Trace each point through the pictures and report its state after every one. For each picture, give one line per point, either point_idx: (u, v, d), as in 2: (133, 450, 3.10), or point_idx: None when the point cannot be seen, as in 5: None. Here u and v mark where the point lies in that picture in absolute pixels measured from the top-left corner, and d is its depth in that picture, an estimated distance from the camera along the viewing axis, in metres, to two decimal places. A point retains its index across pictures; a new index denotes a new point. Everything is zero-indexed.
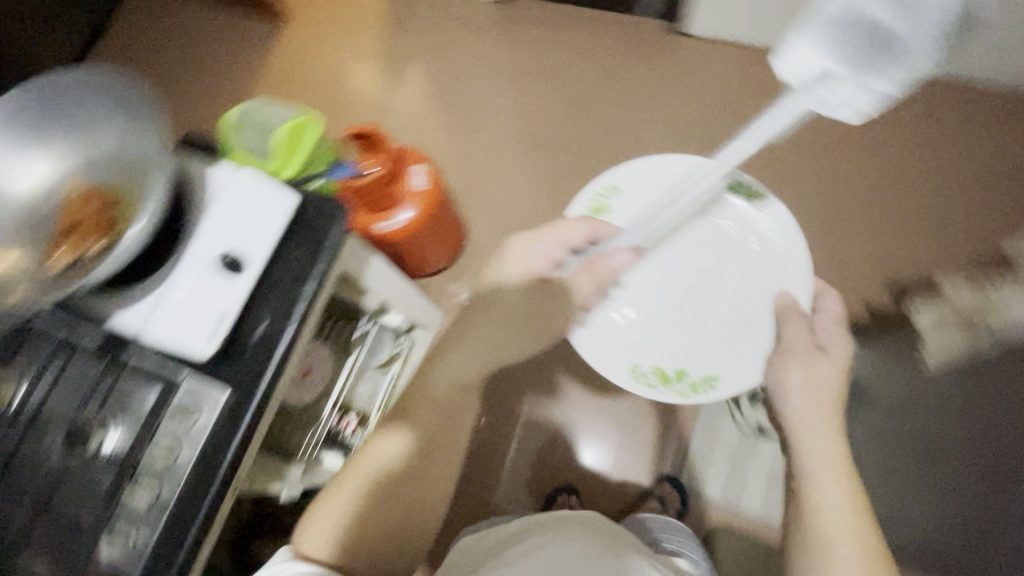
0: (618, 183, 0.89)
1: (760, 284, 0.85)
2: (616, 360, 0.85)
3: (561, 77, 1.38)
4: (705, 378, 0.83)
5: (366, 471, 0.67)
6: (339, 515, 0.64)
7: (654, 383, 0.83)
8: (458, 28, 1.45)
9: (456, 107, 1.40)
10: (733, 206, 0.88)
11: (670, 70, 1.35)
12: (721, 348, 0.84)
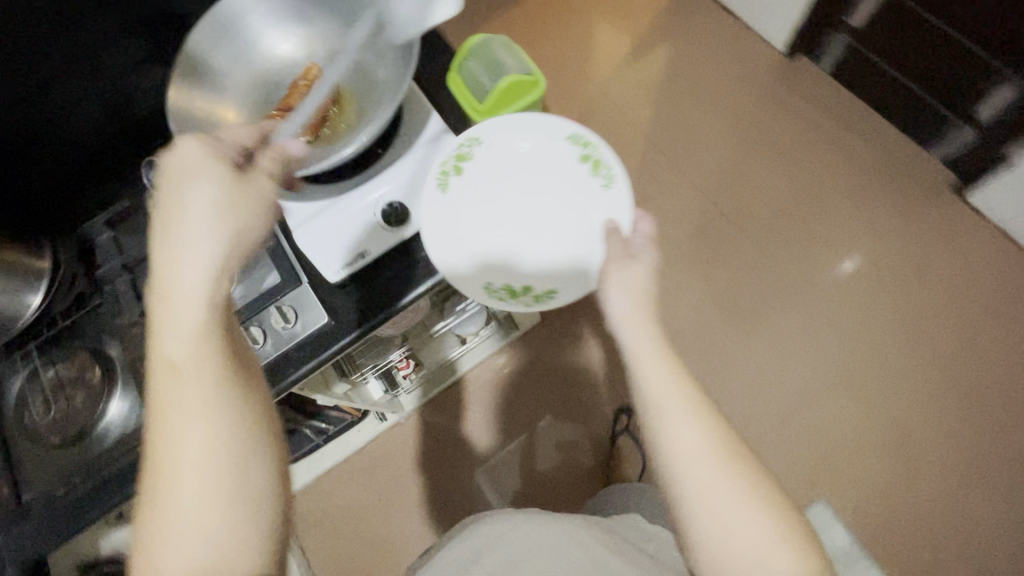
0: (479, 135, 0.60)
1: (569, 205, 0.62)
2: (472, 267, 0.59)
3: (786, 151, 1.25)
4: (538, 291, 0.59)
5: (189, 363, 0.37)
6: (213, 464, 0.36)
7: (523, 303, 0.59)
8: (711, 53, 1.36)
9: (668, 106, 1.32)
10: (547, 148, 0.63)
11: (886, 229, 1.18)
12: (545, 264, 0.60)
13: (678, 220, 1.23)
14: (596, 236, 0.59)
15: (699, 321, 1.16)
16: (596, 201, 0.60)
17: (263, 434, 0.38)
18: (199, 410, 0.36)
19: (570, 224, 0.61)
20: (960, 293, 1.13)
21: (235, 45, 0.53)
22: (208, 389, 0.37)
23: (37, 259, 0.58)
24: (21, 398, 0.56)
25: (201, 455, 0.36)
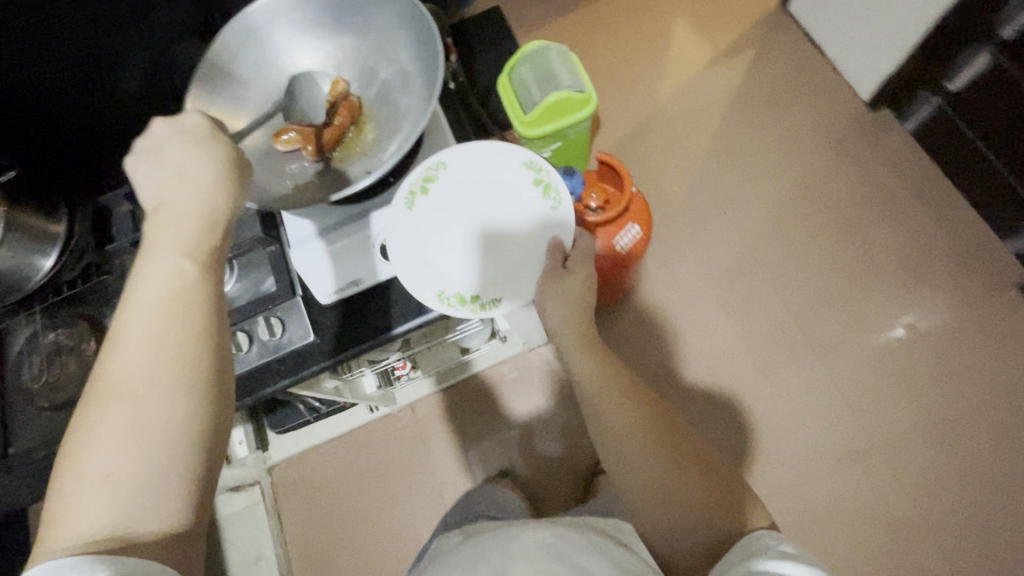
0: (448, 160, 0.58)
1: (518, 222, 0.59)
2: (421, 273, 0.55)
3: (844, 201, 1.22)
4: (484, 298, 0.57)
5: (143, 311, 0.38)
6: (136, 421, 0.36)
7: (469, 309, 0.56)
8: (776, 92, 1.33)
9: (723, 139, 1.30)
10: (503, 170, 0.60)
11: (937, 307, 1.13)
12: (493, 274, 0.58)
13: (719, 259, 1.21)
14: (540, 255, 0.58)
15: (719, 365, 1.14)
16: (541, 222, 0.59)
17: (195, 402, 0.37)
18: (140, 367, 0.37)
19: (519, 239, 0.59)
20: (1005, 397, 1.06)
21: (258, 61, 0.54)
22: (149, 341, 0.37)
23: (53, 223, 0.60)
24: (19, 356, 0.59)
25: (128, 409, 0.36)
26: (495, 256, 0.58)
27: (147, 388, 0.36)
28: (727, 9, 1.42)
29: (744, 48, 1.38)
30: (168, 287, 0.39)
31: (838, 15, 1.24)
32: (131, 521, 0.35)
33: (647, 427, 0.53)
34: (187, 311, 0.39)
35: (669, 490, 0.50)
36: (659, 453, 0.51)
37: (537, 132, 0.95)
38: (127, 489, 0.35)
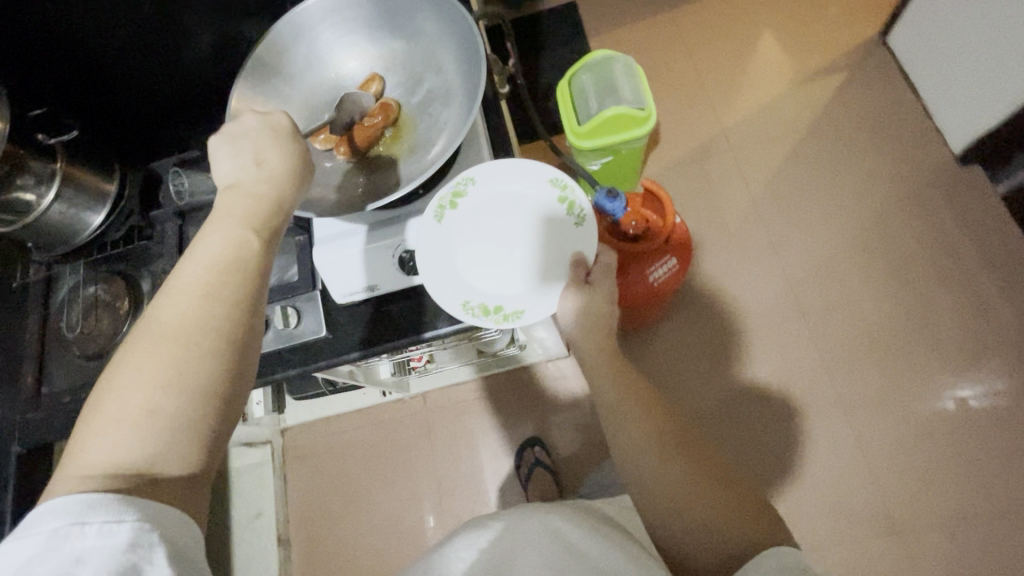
0: (476, 174, 0.55)
1: (545, 239, 0.56)
2: (446, 284, 0.54)
3: (912, 254, 1.13)
4: (508, 309, 0.54)
5: (198, 271, 0.39)
6: (168, 372, 0.36)
7: (493, 320, 0.53)
8: (854, 127, 1.24)
9: (786, 170, 1.23)
10: (528, 185, 0.56)
11: (992, 390, 1.04)
12: (518, 286, 0.55)
13: (761, 299, 1.15)
14: (565, 271, 0.55)
15: (747, 406, 1.09)
16: (568, 239, 0.56)
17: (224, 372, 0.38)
18: (182, 324, 0.37)
19: (546, 255, 0.55)
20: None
21: (301, 56, 0.54)
22: (200, 299, 0.38)
23: (107, 183, 0.62)
24: (61, 302, 0.63)
25: (161, 358, 0.36)
26: (519, 271, 0.55)
27: (186, 345, 0.37)
28: (816, 30, 1.32)
29: (830, 77, 1.28)
30: (225, 255, 0.40)
31: (942, 54, 1.13)
32: (147, 468, 0.35)
33: (663, 439, 0.52)
34: (240, 283, 0.39)
35: (690, 496, 0.49)
36: (676, 460, 0.51)
37: (589, 144, 0.92)
38: (146, 434, 0.35)
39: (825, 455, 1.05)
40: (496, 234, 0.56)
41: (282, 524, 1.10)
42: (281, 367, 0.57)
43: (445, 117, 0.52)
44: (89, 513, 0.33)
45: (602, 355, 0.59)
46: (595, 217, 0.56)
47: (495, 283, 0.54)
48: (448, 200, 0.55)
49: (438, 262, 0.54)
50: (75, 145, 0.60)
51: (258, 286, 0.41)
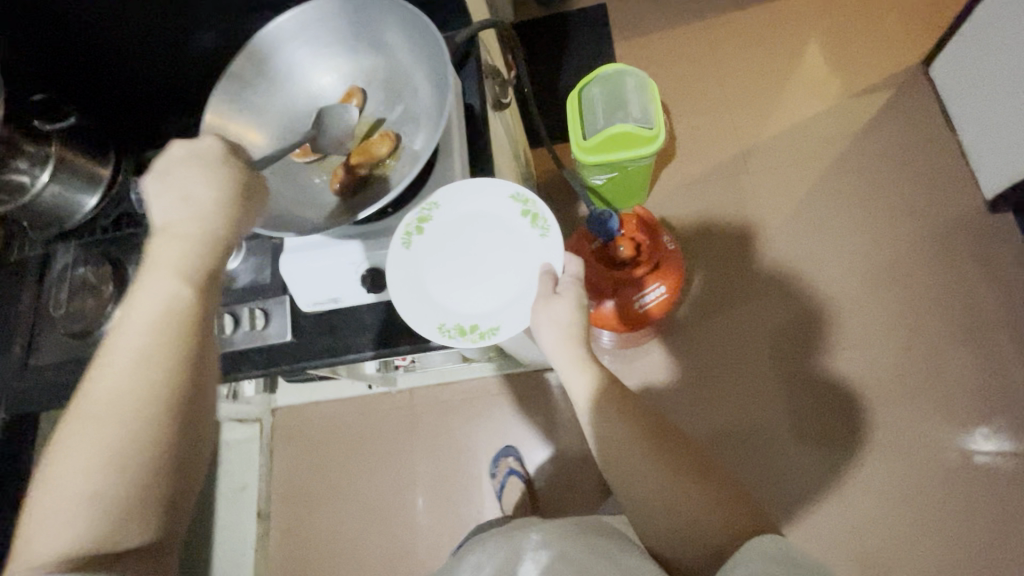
0: (439, 199, 0.54)
1: (514, 255, 0.54)
2: (421, 308, 0.52)
3: (926, 297, 1.09)
4: (483, 327, 0.52)
5: (135, 324, 0.40)
6: (116, 442, 0.37)
7: (470, 339, 0.51)
8: (881, 158, 1.18)
9: (804, 197, 1.19)
10: (490, 204, 0.55)
11: (991, 451, 1.00)
12: (491, 303, 0.53)
13: (761, 330, 1.12)
14: (536, 283, 0.53)
15: (735, 436, 1.07)
16: (537, 252, 0.54)
17: (171, 422, 0.39)
18: (124, 382, 0.38)
19: (517, 270, 0.54)
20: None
21: (281, 64, 0.54)
22: (138, 360, 0.39)
23: (101, 167, 0.65)
24: (52, 281, 0.65)
25: (107, 422, 0.37)
26: (490, 289, 0.53)
27: (128, 406, 0.38)
28: (853, 51, 1.26)
29: (863, 105, 1.22)
30: (161, 305, 0.40)
31: (984, 93, 1.07)
32: (102, 538, 0.36)
33: (646, 436, 0.51)
34: (177, 328, 0.40)
35: (676, 496, 0.48)
36: (659, 458, 0.49)
37: (591, 158, 0.90)
38: (100, 509, 0.36)
39: (807, 498, 1.02)
40: (463, 257, 0.55)
41: (264, 500, 1.14)
42: (248, 367, 0.58)
43: (416, 136, 0.51)
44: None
45: (576, 364, 0.54)
46: (560, 230, 0.54)
47: (468, 301, 0.53)
48: (415, 226, 0.54)
49: (409, 287, 0.53)
50: (74, 130, 0.62)
51: (199, 321, 0.41)
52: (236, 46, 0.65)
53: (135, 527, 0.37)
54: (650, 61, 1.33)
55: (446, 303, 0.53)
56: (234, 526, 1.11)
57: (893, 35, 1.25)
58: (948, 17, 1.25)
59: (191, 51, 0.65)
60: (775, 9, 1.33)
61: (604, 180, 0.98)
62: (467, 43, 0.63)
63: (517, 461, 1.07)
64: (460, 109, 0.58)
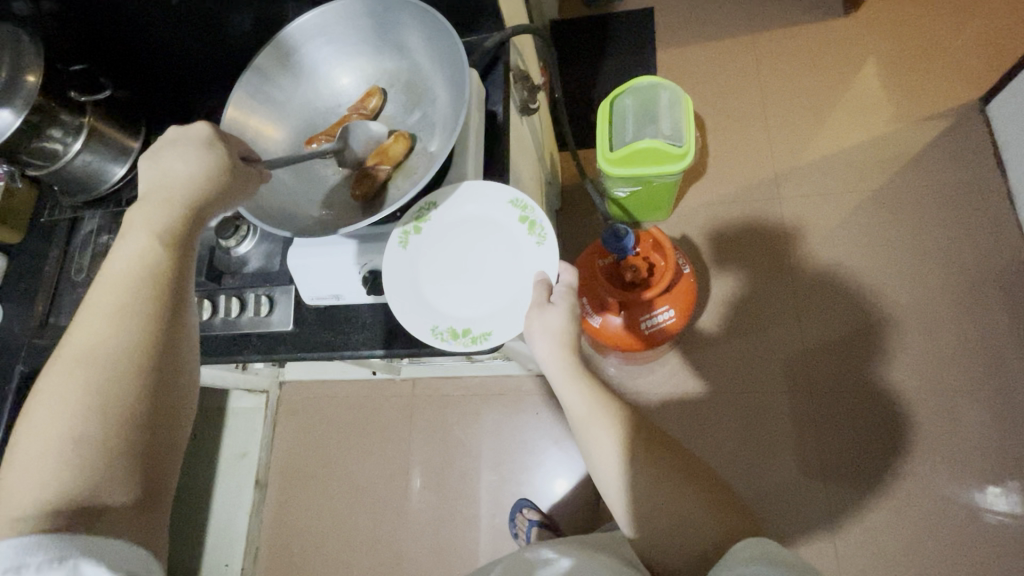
0: (438, 199, 0.54)
1: (510, 262, 0.53)
2: (414, 309, 0.52)
3: (953, 344, 1.04)
4: (475, 331, 0.51)
5: (113, 284, 0.41)
6: (94, 395, 0.38)
7: (462, 344, 0.51)
8: (923, 195, 1.13)
9: (837, 227, 1.15)
10: (488, 208, 0.53)
11: (1000, 514, 0.95)
12: (485, 308, 0.52)
13: (773, 362, 1.09)
14: (530, 292, 0.51)
15: (734, 465, 1.05)
16: (533, 259, 0.53)
17: (148, 376, 0.40)
18: (97, 335, 0.39)
19: (512, 276, 0.52)
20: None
21: (306, 60, 0.54)
22: (111, 315, 0.40)
23: (132, 141, 0.67)
24: (78, 246, 0.68)
25: (84, 372, 0.38)
26: (483, 294, 0.52)
27: (100, 360, 0.39)
28: (906, 79, 1.20)
29: (911, 138, 1.17)
30: (137, 266, 0.41)
31: None
32: (85, 490, 0.37)
33: (640, 447, 0.50)
34: (152, 282, 0.41)
35: (670, 512, 0.48)
36: (651, 465, 0.49)
37: (617, 170, 0.88)
38: (80, 458, 0.37)
39: (798, 536, 1.00)
40: (459, 260, 0.53)
41: (263, 469, 1.18)
42: (252, 350, 0.60)
43: (428, 143, 0.51)
44: (29, 557, 0.34)
45: (566, 379, 0.53)
46: (558, 239, 0.52)
47: (460, 305, 0.52)
48: (413, 226, 0.54)
49: (402, 286, 0.52)
50: (108, 102, 0.64)
51: (175, 276, 0.43)
52: (270, 32, 0.66)
53: (121, 478, 0.38)
54: (691, 72, 1.29)
55: (438, 304, 0.52)
56: (232, 490, 1.16)
57: (951, 66, 1.19)
58: (1017, 52, 1.18)
59: (227, 34, 0.66)
60: (829, 28, 1.27)
61: (628, 193, 0.96)
62: (496, 49, 0.62)
63: (535, 512, 1.03)
64: (480, 115, 0.57)
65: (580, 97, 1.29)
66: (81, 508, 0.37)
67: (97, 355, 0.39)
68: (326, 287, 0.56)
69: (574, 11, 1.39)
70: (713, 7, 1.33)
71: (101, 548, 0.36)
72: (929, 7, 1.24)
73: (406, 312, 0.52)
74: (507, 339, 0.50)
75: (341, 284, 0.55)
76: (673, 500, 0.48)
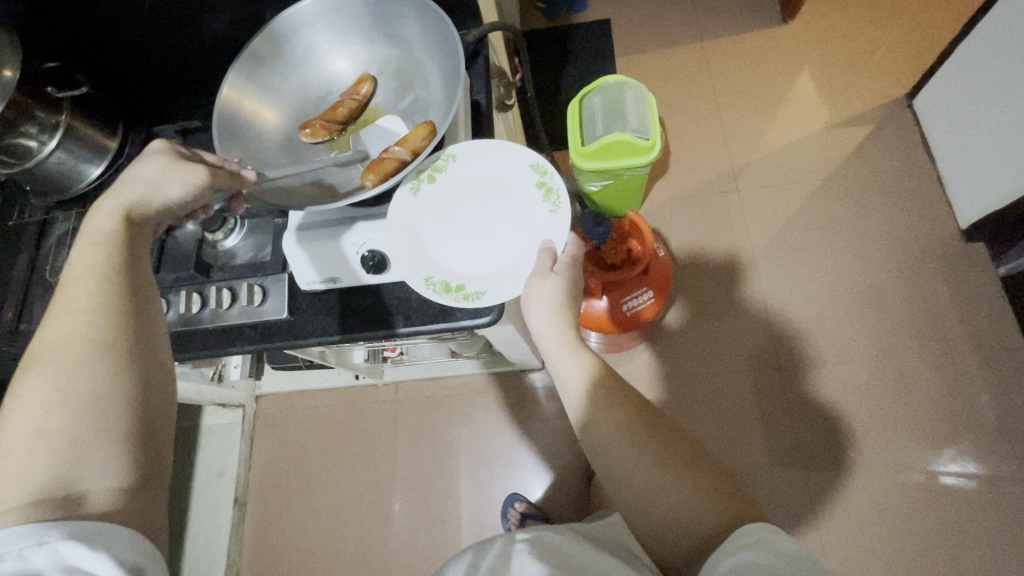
0: (458, 153, 0.56)
1: (517, 222, 0.55)
2: (412, 256, 0.53)
3: (899, 318, 1.13)
4: (469, 289, 0.53)
5: (70, 287, 0.43)
6: (65, 390, 0.39)
7: (453, 298, 0.52)
8: (864, 184, 1.23)
9: (789, 216, 1.23)
10: (509, 169, 0.56)
11: (955, 474, 1.03)
12: (483, 268, 0.54)
13: (741, 344, 1.15)
14: (534, 258, 0.53)
15: (712, 445, 1.09)
16: (540, 224, 0.55)
17: (116, 364, 0.42)
18: (63, 339, 0.41)
19: (518, 239, 0.54)
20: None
21: (298, 53, 0.56)
22: (81, 307, 0.42)
23: (109, 139, 0.66)
24: (52, 248, 0.65)
25: (46, 374, 0.40)
26: (485, 251, 0.54)
27: (64, 358, 0.40)
28: (840, 80, 1.32)
29: (849, 133, 1.27)
30: (87, 266, 0.44)
31: (963, 127, 1.12)
32: (61, 480, 0.37)
33: (637, 426, 0.50)
34: (105, 280, 0.44)
35: (667, 491, 0.47)
36: (648, 449, 0.49)
37: (590, 165, 0.92)
38: (55, 449, 0.38)
39: (777, 510, 1.04)
40: (471, 211, 0.56)
41: (242, 486, 1.14)
42: (244, 342, 0.60)
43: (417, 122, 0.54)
44: (10, 543, 0.35)
45: (567, 347, 0.55)
46: (570, 209, 0.54)
47: (460, 259, 0.54)
48: (428, 176, 0.56)
49: (404, 236, 0.54)
50: (81, 100, 0.63)
51: (125, 270, 0.45)
52: (248, 31, 0.67)
53: (101, 463, 0.39)
54: (649, 77, 1.37)
55: (439, 252, 0.54)
56: (209, 510, 1.11)
57: (879, 70, 1.31)
58: (935, 54, 1.31)
59: (205, 33, 0.66)
60: (769, 35, 1.38)
61: (600, 187, 1.00)
62: (476, 43, 0.65)
63: (527, 504, 1.03)
64: (467, 103, 0.60)
65: (547, 103, 1.34)
66: (62, 496, 0.37)
67: (64, 352, 0.41)
68: (326, 269, 0.56)
69: (535, 23, 1.45)
70: (665, 17, 1.42)
71: (81, 530, 0.37)
72: (855, 16, 1.37)
73: (404, 257, 0.53)
74: (501, 299, 0.52)
75: (340, 265, 0.56)
76: (673, 478, 0.48)
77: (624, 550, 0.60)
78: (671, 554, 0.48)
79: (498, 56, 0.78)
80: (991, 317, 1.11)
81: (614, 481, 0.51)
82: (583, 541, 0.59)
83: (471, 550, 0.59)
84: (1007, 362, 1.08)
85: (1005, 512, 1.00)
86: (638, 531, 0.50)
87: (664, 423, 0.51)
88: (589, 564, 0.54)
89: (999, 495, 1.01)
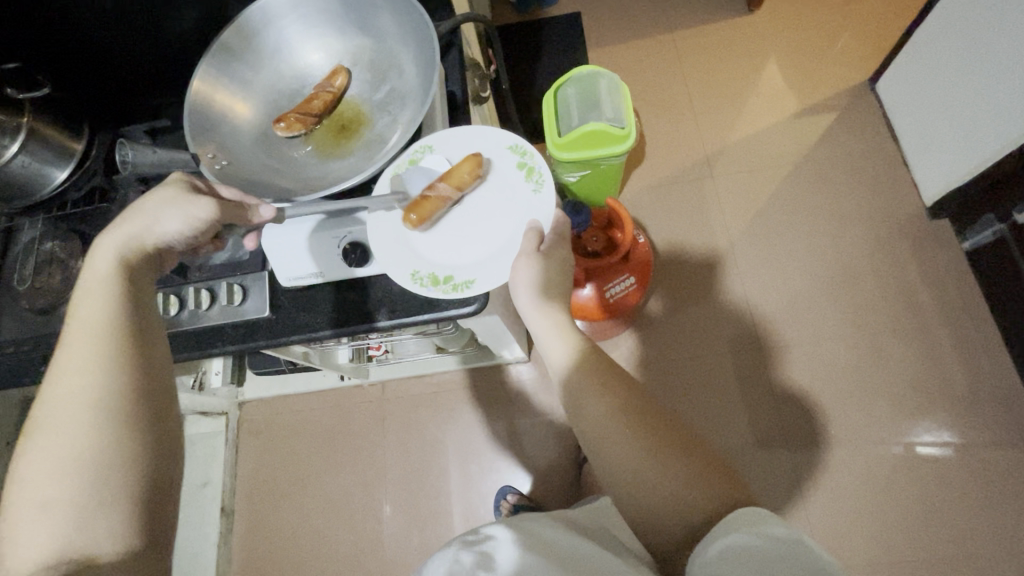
0: (434, 143, 0.57)
1: (500, 205, 0.56)
2: (397, 253, 0.54)
3: (872, 295, 1.16)
4: (457, 279, 0.53)
5: (78, 334, 0.42)
6: (72, 432, 0.40)
7: (442, 290, 0.53)
8: (832, 167, 1.26)
9: (761, 201, 1.26)
10: (487, 155, 0.57)
11: (930, 442, 1.06)
12: (470, 256, 0.54)
13: (720, 328, 1.18)
14: (520, 240, 0.54)
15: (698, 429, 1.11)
16: (523, 204, 0.55)
17: (123, 425, 0.41)
18: (66, 396, 0.41)
19: (502, 221, 0.55)
20: (986, 563, 0.99)
21: (267, 48, 0.56)
22: (87, 361, 0.42)
23: (76, 142, 0.63)
24: (19, 252, 0.63)
25: (51, 442, 0.40)
26: (470, 239, 0.55)
27: (73, 405, 0.40)
28: (805, 67, 1.35)
29: (816, 117, 1.31)
30: (95, 316, 0.43)
31: (924, 109, 1.16)
32: (74, 552, 0.38)
33: (628, 413, 0.50)
34: (108, 332, 0.43)
35: (658, 475, 0.48)
36: (642, 436, 0.49)
37: (568, 155, 0.93)
38: (62, 521, 0.38)
39: (762, 488, 1.06)
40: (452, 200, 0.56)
41: (229, 496, 1.12)
42: (226, 342, 0.58)
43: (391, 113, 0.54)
44: None
45: (554, 332, 0.55)
46: (553, 186, 0.55)
47: (445, 250, 0.55)
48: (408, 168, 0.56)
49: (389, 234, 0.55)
50: (45, 102, 0.61)
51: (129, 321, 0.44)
52: (216, 28, 0.66)
53: (107, 532, 0.39)
54: (621, 69, 1.39)
55: (423, 245, 0.55)
56: (195, 523, 1.09)
57: (843, 56, 1.35)
58: (894, 39, 1.35)
59: (171, 29, 0.65)
60: (735, 24, 1.41)
61: (577, 177, 1.01)
62: (449, 34, 0.65)
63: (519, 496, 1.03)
64: (442, 92, 0.60)
65: (522, 97, 1.34)
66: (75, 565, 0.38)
67: (70, 417, 0.40)
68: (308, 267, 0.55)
69: (505, 18, 1.46)
70: (634, 9, 1.44)
71: None
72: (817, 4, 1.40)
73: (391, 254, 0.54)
74: (491, 285, 0.53)
75: (322, 257, 0.55)
76: (666, 461, 0.48)
77: (611, 537, 0.60)
78: (667, 540, 0.49)
79: (471, 48, 0.78)
80: (959, 291, 1.15)
81: (608, 469, 0.51)
82: (568, 531, 0.58)
83: (456, 543, 0.57)
84: (974, 334, 1.12)
85: (978, 478, 1.04)
86: (634, 515, 0.51)
87: (657, 410, 0.51)
88: (578, 557, 0.52)
89: (972, 460, 1.05)
